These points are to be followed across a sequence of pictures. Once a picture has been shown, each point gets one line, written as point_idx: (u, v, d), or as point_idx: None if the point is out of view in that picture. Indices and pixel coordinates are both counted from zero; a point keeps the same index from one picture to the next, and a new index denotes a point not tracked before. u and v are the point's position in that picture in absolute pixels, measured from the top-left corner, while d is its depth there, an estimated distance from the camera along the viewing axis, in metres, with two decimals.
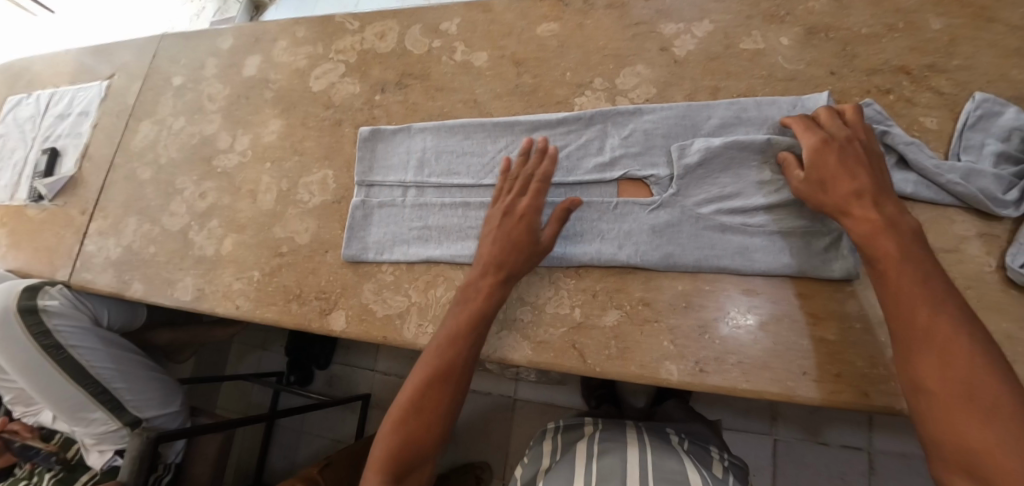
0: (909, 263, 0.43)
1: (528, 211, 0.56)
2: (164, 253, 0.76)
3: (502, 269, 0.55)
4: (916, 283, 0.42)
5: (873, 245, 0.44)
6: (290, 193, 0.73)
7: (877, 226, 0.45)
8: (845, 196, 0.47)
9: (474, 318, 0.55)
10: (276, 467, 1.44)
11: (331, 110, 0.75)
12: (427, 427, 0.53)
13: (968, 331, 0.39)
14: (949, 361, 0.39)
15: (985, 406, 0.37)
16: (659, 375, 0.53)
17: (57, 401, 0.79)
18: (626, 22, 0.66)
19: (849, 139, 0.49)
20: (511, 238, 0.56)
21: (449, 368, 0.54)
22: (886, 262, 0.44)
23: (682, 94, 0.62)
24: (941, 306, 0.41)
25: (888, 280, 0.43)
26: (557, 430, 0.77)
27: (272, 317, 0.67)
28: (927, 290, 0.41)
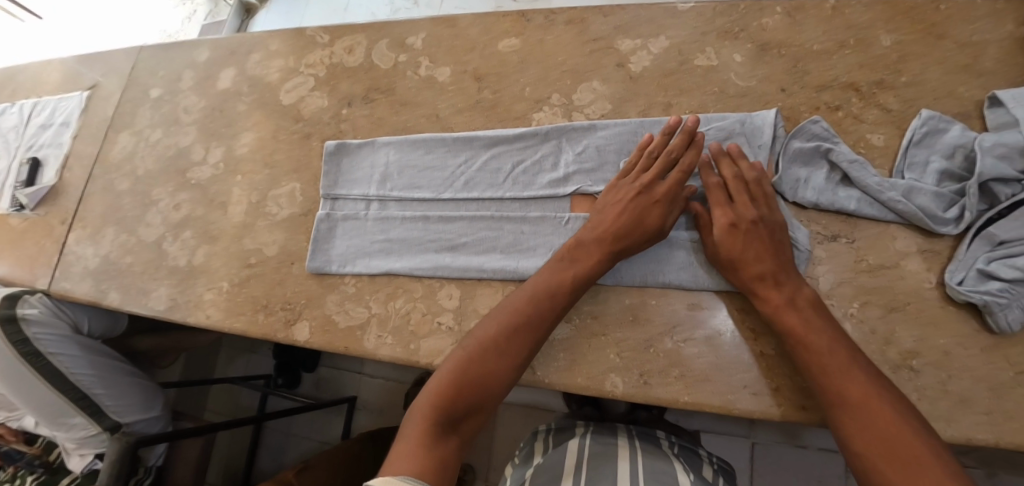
0: (815, 332, 0.47)
1: (668, 193, 0.55)
2: (140, 263, 0.78)
3: (621, 238, 0.54)
4: (824, 351, 0.46)
5: (780, 318, 0.49)
6: (260, 206, 0.74)
7: (780, 301, 0.49)
8: (754, 277, 0.51)
9: (579, 277, 0.54)
10: (265, 469, 1.47)
11: (300, 124, 0.76)
12: (493, 372, 0.51)
13: (875, 389, 0.44)
14: (866, 421, 0.43)
15: (906, 458, 0.40)
16: (604, 387, 0.54)
17: (36, 406, 0.82)
18: (584, 38, 0.67)
19: (755, 220, 0.52)
20: (640, 216, 0.54)
21: (539, 316, 0.53)
22: (795, 335, 0.48)
23: (636, 110, 0.63)
24: (848, 370, 0.45)
25: (800, 350, 0.48)
26: (549, 431, 0.80)
27: (240, 327, 0.69)
28: (831, 358, 0.46)
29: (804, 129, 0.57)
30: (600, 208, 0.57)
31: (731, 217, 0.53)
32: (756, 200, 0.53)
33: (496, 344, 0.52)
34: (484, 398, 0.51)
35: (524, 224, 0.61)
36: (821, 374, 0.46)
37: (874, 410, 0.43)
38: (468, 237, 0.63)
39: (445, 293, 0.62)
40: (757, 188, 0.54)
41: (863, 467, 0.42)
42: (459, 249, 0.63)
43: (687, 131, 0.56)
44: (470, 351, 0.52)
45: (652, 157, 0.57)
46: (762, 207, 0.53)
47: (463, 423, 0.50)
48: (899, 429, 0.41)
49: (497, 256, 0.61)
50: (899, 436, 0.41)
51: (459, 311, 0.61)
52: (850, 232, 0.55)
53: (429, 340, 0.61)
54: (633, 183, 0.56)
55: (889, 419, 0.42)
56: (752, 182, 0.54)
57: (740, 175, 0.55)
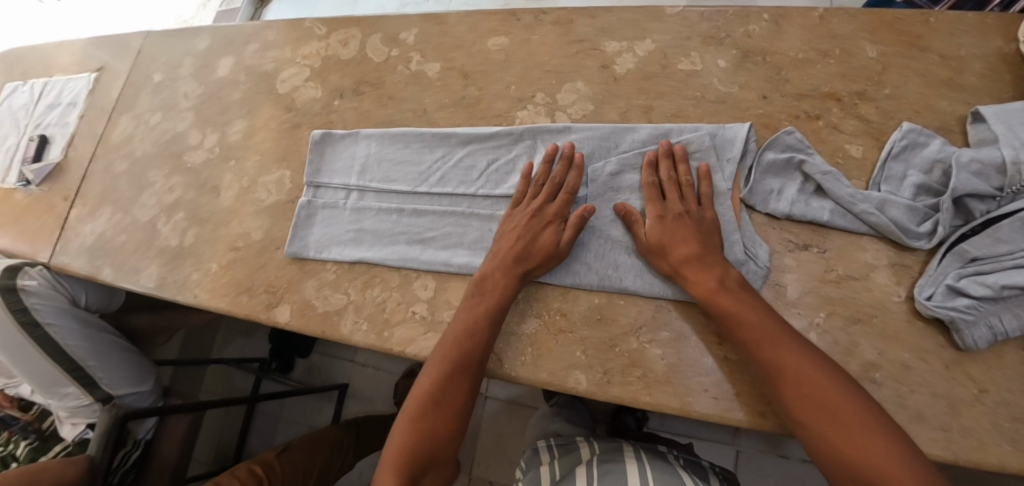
0: (747, 311, 0.49)
1: (557, 215, 0.58)
2: (133, 242, 0.81)
3: (524, 266, 0.56)
4: (757, 329, 0.48)
5: (716, 302, 0.50)
6: (249, 191, 0.76)
7: (710, 289, 0.50)
8: (681, 264, 0.52)
9: (490, 311, 0.56)
10: (253, 450, 1.50)
11: (291, 113, 0.78)
12: (443, 423, 0.53)
13: (808, 358, 0.46)
14: (804, 391, 0.45)
15: (841, 420, 0.43)
16: (568, 383, 0.55)
17: (32, 376, 0.85)
18: (569, 39, 0.68)
19: (681, 212, 0.54)
20: (534, 242, 0.57)
21: (467, 357, 0.54)
22: (731, 317, 0.49)
23: (615, 111, 0.63)
24: (783, 345, 0.47)
25: (739, 330, 0.49)
26: (552, 447, 0.81)
27: (223, 308, 0.72)
28: (766, 334, 0.48)
29: (779, 139, 0.57)
30: (499, 237, 0.59)
31: (659, 210, 0.55)
32: (686, 192, 0.55)
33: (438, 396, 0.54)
34: (443, 447, 0.53)
35: (491, 222, 0.62)
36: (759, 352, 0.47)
37: (811, 379, 0.45)
38: (438, 233, 0.63)
39: (420, 284, 0.63)
40: (683, 183, 0.56)
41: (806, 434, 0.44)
42: (428, 243, 0.63)
43: (566, 158, 0.60)
44: (417, 408, 0.54)
45: (538, 185, 0.60)
46: (690, 200, 0.55)
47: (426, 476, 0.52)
48: (833, 394, 0.44)
49: (463, 253, 0.62)
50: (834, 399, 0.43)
51: (431, 302, 0.61)
52: (821, 242, 0.55)
53: (401, 328, 0.62)
54: (524, 211, 0.59)
55: (823, 386, 0.44)
56: (683, 179, 0.56)
57: (673, 173, 0.57)
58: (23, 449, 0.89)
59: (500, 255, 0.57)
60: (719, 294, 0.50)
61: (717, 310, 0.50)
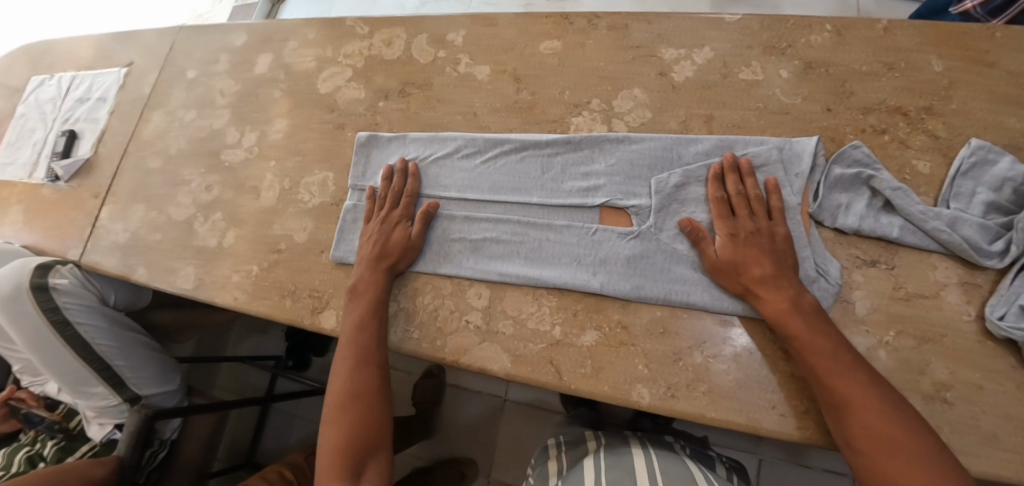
0: (819, 337, 0.48)
1: (403, 217, 0.64)
2: (168, 241, 0.79)
3: (384, 261, 0.62)
4: (826, 355, 0.47)
5: (784, 324, 0.49)
6: (291, 192, 0.75)
7: (780, 310, 0.49)
8: (755, 282, 0.51)
9: (371, 306, 0.61)
10: (267, 450, 1.46)
11: (334, 113, 0.76)
12: (369, 416, 0.56)
13: (878, 391, 0.45)
14: (866, 424, 0.44)
15: (895, 455, 0.42)
16: (630, 397, 0.54)
17: (61, 375, 0.84)
18: (625, 45, 0.67)
19: (751, 231, 0.53)
20: (389, 243, 0.63)
21: (366, 351, 0.59)
22: (799, 340, 0.48)
23: (675, 120, 0.62)
24: (852, 375, 0.46)
25: (806, 355, 0.48)
26: (560, 446, 0.80)
27: (265, 311, 0.70)
28: (837, 361, 0.47)
29: (845, 153, 0.57)
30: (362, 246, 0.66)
31: (730, 227, 0.54)
32: (755, 210, 0.54)
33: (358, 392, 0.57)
34: (378, 439, 0.56)
35: (549, 231, 0.61)
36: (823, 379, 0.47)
37: (875, 412, 0.44)
38: (492, 240, 0.62)
39: (474, 293, 0.61)
40: (754, 201, 0.55)
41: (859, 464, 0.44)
42: (482, 250, 0.62)
43: (400, 170, 0.67)
44: (337, 408, 0.57)
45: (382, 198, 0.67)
46: (762, 217, 0.54)
47: (367, 471, 0.54)
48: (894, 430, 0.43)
49: (519, 262, 0.60)
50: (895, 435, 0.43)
51: (487, 311, 0.60)
52: (889, 258, 0.54)
53: (454, 337, 0.61)
54: (375, 219, 0.65)
55: (887, 420, 0.43)
56: (752, 195, 0.55)
57: (742, 188, 0.56)
58: (50, 449, 0.87)
59: (365, 258, 0.63)
60: (789, 316, 0.49)
61: (784, 332, 0.49)
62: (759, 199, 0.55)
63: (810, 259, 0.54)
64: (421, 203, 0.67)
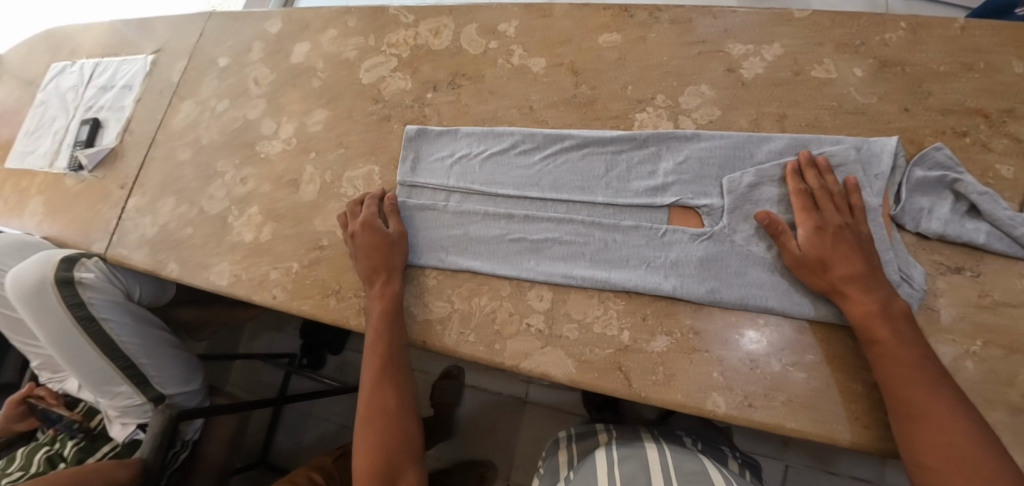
0: (905, 344, 0.46)
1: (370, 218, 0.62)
2: (200, 236, 0.76)
3: (382, 269, 0.60)
4: (909, 365, 0.45)
5: (866, 326, 0.47)
6: (333, 186, 0.71)
7: (867, 311, 0.47)
8: (840, 281, 0.49)
9: (382, 315, 0.59)
10: (281, 450, 1.43)
11: (379, 105, 0.73)
12: (391, 430, 0.54)
13: (963, 412, 0.42)
14: (936, 438, 0.42)
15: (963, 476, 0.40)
16: (705, 406, 0.52)
17: (84, 373, 0.80)
18: (689, 39, 0.65)
19: (843, 225, 0.51)
20: (364, 248, 0.61)
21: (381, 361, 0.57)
22: (881, 344, 0.46)
23: (745, 118, 0.61)
24: (935, 389, 0.43)
25: (886, 360, 0.46)
26: (570, 439, 0.77)
27: (307, 311, 0.67)
28: (921, 372, 0.44)
29: (926, 156, 0.55)
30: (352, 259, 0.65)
31: (817, 221, 0.52)
32: (840, 203, 0.52)
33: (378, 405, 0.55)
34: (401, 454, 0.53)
35: (614, 232, 0.58)
36: (899, 386, 0.45)
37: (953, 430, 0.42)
38: (554, 240, 0.59)
39: (535, 294, 0.59)
40: (836, 195, 0.53)
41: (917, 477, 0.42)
42: (543, 251, 0.59)
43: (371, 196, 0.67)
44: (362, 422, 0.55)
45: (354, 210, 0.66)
46: (845, 211, 0.52)
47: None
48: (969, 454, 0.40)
49: (584, 264, 0.58)
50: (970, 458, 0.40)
51: (550, 314, 0.58)
52: (974, 265, 0.53)
53: (513, 341, 0.58)
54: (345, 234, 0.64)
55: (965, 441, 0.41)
56: (835, 189, 0.53)
57: (822, 182, 0.54)
58: (69, 450, 0.84)
59: (363, 268, 0.61)
60: (876, 320, 0.47)
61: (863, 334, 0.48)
62: (841, 194, 0.53)
63: (893, 263, 0.52)
64: (472, 201, 0.64)
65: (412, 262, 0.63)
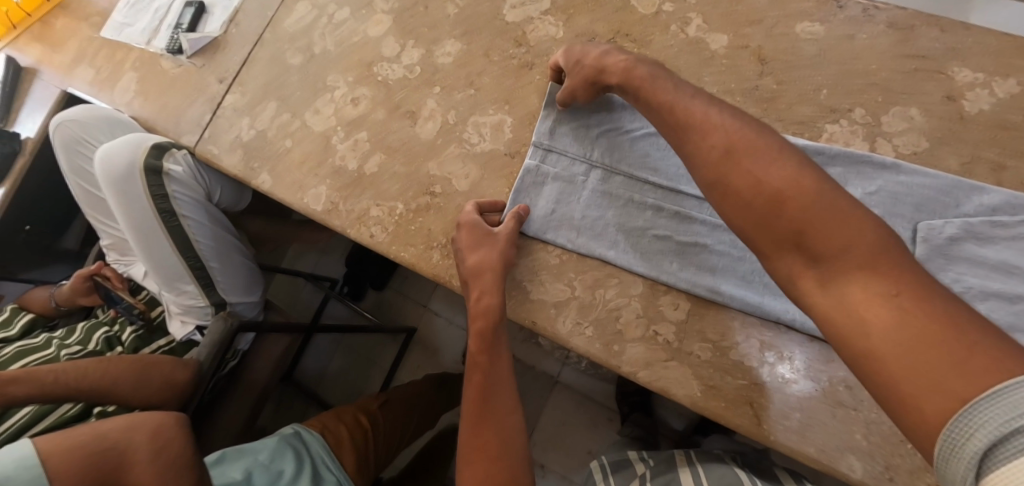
0: (752, 139, 0.38)
1: (468, 224, 0.57)
2: (300, 152, 0.71)
3: (484, 280, 0.54)
4: (769, 161, 0.36)
5: (705, 132, 0.40)
6: (456, 129, 0.65)
7: (682, 101, 0.43)
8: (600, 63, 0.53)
9: (485, 336, 0.54)
10: (308, 370, 1.44)
11: (522, 50, 0.65)
12: (499, 464, 0.50)
13: (840, 193, 0.33)
14: (847, 261, 0.30)
15: (893, 292, 0.28)
16: (839, 468, 0.47)
17: (158, 266, 0.79)
18: (906, 51, 0.56)
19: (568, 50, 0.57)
20: (474, 242, 0.55)
21: (486, 388, 0.53)
22: (721, 141, 0.39)
23: (955, 158, 0.53)
24: (820, 190, 0.33)
25: (743, 164, 0.37)
26: (605, 470, 0.71)
27: (407, 259, 0.62)
28: (777, 162, 0.35)
29: None
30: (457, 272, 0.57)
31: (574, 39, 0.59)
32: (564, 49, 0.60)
33: (481, 445, 0.51)
34: None
35: None
36: (756, 194, 0.35)
37: (852, 233, 0.31)
38: (704, 247, 0.54)
39: (670, 301, 0.53)
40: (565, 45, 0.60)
41: (852, 346, 0.29)
42: (689, 256, 0.54)
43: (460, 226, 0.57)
44: (468, 454, 0.51)
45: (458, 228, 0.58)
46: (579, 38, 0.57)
47: None
48: (881, 253, 0.30)
49: (735, 282, 0.52)
50: (882, 255, 0.30)
51: (682, 326, 0.53)
52: None
53: (636, 347, 0.53)
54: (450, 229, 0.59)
55: (862, 240, 0.31)
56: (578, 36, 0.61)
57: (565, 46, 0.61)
58: (129, 336, 0.84)
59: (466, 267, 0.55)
60: (712, 119, 0.40)
61: (703, 147, 0.40)
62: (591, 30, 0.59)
63: None
64: (616, 183, 0.58)
65: (539, 237, 0.58)
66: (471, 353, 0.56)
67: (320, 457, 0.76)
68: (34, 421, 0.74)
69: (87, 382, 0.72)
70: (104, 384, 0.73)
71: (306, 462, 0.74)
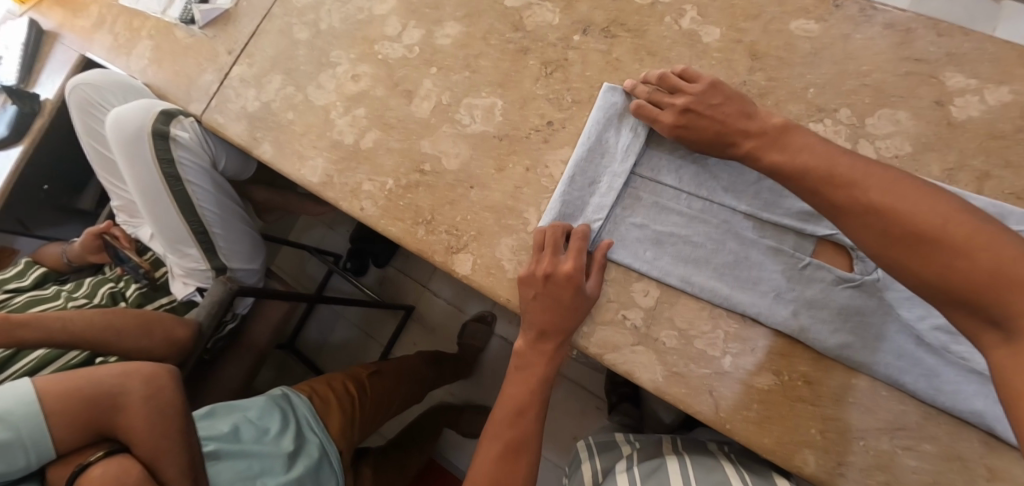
0: (908, 200, 0.38)
1: (565, 273, 0.53)
2: (302, 124, 0.73)
3: (550, 343, 0.56)
4: (940, 219, 0.36)
5: (848, 197, 0.41)
6: (450, 109, 0.67)
7: (826, 164, 0.44)
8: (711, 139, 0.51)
9: (538, 381, 0.58)
10: (309, 340, 1.49)
11: (519, 34, 0.66)
12: None
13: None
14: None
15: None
16: (792, 459, 0.48)
17: (164, 227, 0.82)
18: (903, 53, 0.55)
19: (677, 126, 0.52)
20: (559, 306, 0.53)
21: (524, 425, 0.57)
22: (877, 214, 0.39)
23: (940, 164, 0.52)
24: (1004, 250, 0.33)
25: (913, 234, 0.37)
26: (591, 449, 0.74)
27: (395, 233, 0.64)
28: (954, 229, 0.36)
29: None
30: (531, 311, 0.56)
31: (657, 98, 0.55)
32: (662, 112, 0.54)
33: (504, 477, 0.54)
34: None
35: (750, 248, 0.53)
36: (927, 261, 0.36)
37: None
38: (681, 237, 0.54)
39: (641, 288, 0.55)
40: (662, 101, 0.54)
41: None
42: (666, 246, 0.55)
43: (547, 271, 0.54)
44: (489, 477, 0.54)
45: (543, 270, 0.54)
46: (684, 109, 0.52)
47: None
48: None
49: (706, 273, 0.53)
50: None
51: (651, 313, 0.54)
52: None
53: (606, 329, 0.55)
54: (538, 269, 0.55)
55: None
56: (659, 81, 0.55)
57: (654, 86, 0.56)
58: (133, 293, 0.89)
59: (538, 322, 0.56)
60: (862, 183, 0.41)
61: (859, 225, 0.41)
62: (693, 85, 0.52)
63: None
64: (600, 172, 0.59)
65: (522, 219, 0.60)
66: (516, 388, 0.59)
67: (305, 418, 0.80)
68: (43, 366, 0.79)
69: (91, 331, 0.77)
70: (107, 336, 0.77)
71: (291, 422, 0.78)
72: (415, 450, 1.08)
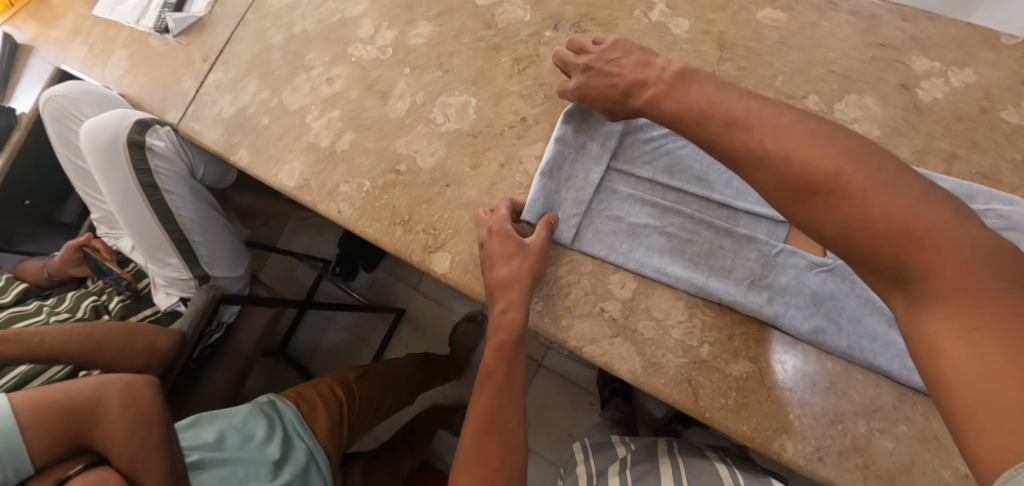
0: (798, 143, 0.35)
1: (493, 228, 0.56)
2: (277, 128, 0.73)
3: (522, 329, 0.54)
4: (828, 159, 0.33)
5: (743, 147, 0.38)
6: (424, 109, 0.67)
7: (723, 110, 0.41)
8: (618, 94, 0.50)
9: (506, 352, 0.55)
10: (300, 345, 1.48)
11: (491, 32, 0.66)
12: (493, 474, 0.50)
13: (921, 201, 0.30)
14: (937, 280, 0.28)
15: (982, 322, 0.25)
16: (771, 446, 0.48)
17: (144, 238, 0.82)
18: (868, 39, 0.56)
19: (580, 83, 0.54)
20: (496, 256, 0.54)
21: (496, 399, 0.54)
22: (772, 165, 0.36)
23: (908, 146, 0.53)
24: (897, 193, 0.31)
25: (809, 183, 0.34)
26: (585, 450, 0.74)
27: (372, 234, 0.64)
28: (847, 175, 0.32)
29: None
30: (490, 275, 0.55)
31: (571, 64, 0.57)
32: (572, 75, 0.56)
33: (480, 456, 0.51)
34: None
35: (725, 237, 0.53)
36: (822, 213, 0.33)
37: (939, 249, 0.28)
38: (656, 229, 0.55)
39: (618, 280, 0.55)
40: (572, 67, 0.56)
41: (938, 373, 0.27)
42: (641, 238, 0.55)
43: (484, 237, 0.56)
44: (466, 454, 0.52)
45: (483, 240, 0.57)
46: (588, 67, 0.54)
47: None
48: (969, 259, 0.27)
49: (682, 263, 0.54)
50: (972, 264, 0.27)
51: (629, 304, 0.54)
52: None
53: (583, 321, 0.55)
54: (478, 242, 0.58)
55: (954, 250, 0.28)
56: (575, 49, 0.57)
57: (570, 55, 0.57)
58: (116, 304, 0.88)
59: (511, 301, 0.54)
60: (757, 129, 0.38)
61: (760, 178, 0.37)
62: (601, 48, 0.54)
63: None
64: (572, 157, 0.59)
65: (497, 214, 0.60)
66: (488, 366, 0.56)
67: (292, 424, 0.79)
68: (24, 382, 0.79)
69: (68, 345, 0.76)
70: (85, 348, 0.76)
71: (278, 428, 0.77)
72: (407, 453, 1.07)
